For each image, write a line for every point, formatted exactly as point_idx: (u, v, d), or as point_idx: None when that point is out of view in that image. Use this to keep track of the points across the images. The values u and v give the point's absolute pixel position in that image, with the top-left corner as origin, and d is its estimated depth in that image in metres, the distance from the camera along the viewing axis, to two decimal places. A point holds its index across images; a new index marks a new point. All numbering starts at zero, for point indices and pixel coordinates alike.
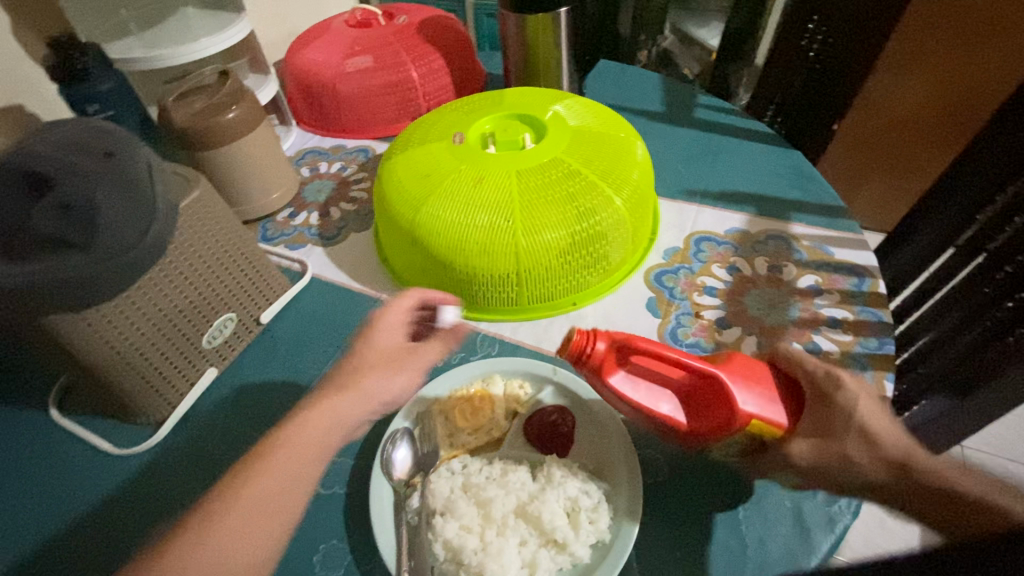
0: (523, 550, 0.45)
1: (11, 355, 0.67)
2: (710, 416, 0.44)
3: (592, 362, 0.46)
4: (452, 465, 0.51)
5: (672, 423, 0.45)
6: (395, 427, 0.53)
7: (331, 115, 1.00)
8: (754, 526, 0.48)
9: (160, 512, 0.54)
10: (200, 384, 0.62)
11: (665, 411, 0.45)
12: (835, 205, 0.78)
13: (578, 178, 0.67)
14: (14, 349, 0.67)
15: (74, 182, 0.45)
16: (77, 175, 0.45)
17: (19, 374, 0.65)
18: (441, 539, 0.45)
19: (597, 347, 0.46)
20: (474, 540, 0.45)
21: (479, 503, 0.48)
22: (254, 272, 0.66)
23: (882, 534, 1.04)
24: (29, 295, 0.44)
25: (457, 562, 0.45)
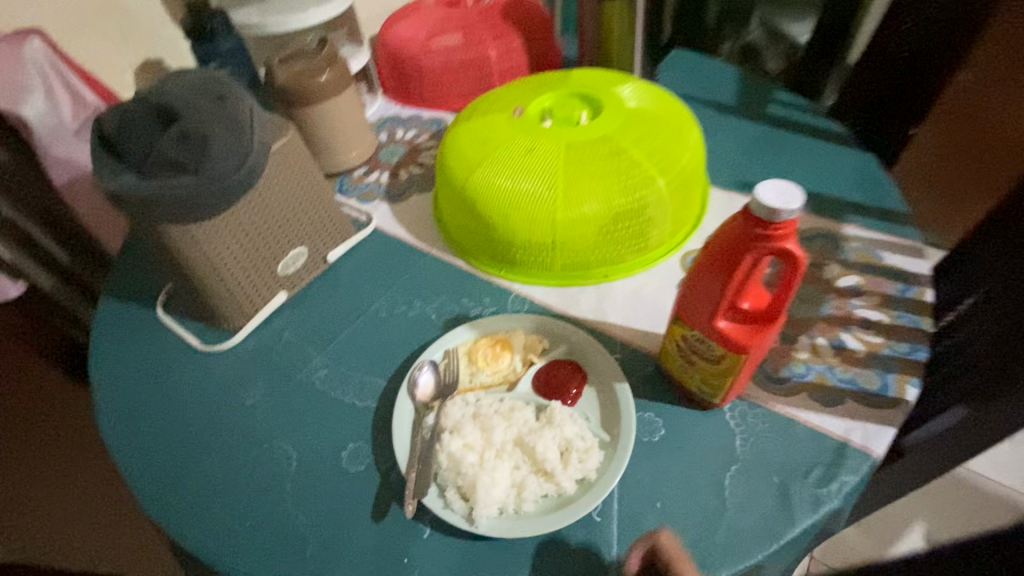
0: (517, 474, 0.51)
1: (132, 261, 0.81)
2: (734, 329, 0.47)
3: (770, 242, 0.40)
4: (466, 397, 0.58)
5: (716, 308, 0.46)
6: (424, 357, 0.61)
7: (414, 87, 1.08)
8: (736, 493, 0.50)
9: (227, 399, 0.63)
10: (272, 304, 0.71)
11: (724, 302, 0.46)
12: (896, 211, 0.75)
13: (625, 155, 0.70)
14: (136, 257, 0.81)
15: (194, 119, 0.56)
16: (196, 112, 0.56)
17: (135, 277, 0.79)
18: (445, 451, 0.52)
19: (788, 244, 0.40)
20: (473, 456, 0.51)
21: (483, 428, 0.54)
22: (326, 213, 0.75)
23: None
24: (152, 205, 0.55)
25: (456, 472, 0.51)
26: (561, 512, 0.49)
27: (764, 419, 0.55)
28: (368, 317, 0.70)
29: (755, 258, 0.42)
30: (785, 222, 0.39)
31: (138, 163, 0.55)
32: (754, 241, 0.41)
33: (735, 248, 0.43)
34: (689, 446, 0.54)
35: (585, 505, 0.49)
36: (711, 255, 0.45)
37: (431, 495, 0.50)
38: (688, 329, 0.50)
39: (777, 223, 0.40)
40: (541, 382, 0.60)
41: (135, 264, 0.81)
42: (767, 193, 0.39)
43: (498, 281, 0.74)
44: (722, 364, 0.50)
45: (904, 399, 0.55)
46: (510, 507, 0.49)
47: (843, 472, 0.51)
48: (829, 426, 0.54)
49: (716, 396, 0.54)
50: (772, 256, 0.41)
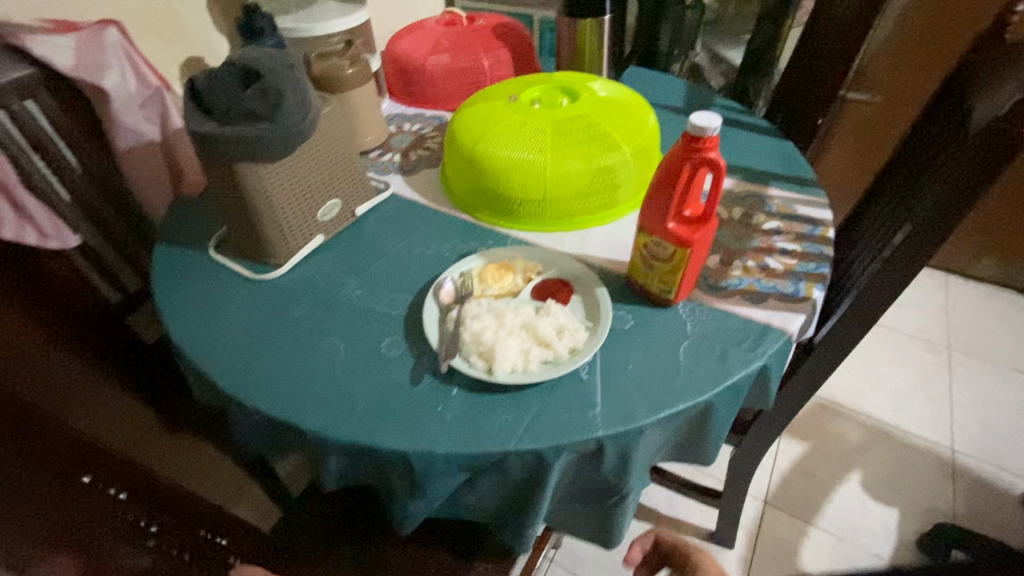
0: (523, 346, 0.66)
1: (182, 218, 0.94)
2: (681, 229, 0.64)
3: (700, 154, 0.59)
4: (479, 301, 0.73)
5: (668, 212, 0.64)
6: (444, 274, 0.76)
7: (417, 90, 1.26)
8: (688, 358, 0.67)
9: (278, 312, 0.77)
10: (311, 245, 0.86)
11: (673, 208, 0.64)
12: (807, 178, 0.97)
13: (597, 129, 0.89)
14: (185, 215, 0.94)
15: (269, 81, 0.72)
16: (271, 76, 0.73)
17: (186, 229, 0.92)
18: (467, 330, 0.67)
19: (712, 154, 0.58)
20: (489, 333, 0.66)
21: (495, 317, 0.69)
22: (356, 174, 0.91)
23: (861, 511, 1.34)
24: (237, 145, 0.70)
25: (476, 344, 0.66)
26: (558, 369, 0.64)
27: (708, 311, 0.72)
28: (393, 254, 0.86)
29: (691, 169, 0.60)
30: (708, 138, 0.58)
31: (223, 113, 0.70)
32: (692, 155, 0.59)
33: (678, 163, 0.61)
34: (653, 330, 0.71)
35: (576, 364, 0.64)
36: (663, 172, 0.63)
37: (457, 361, 0.65)
38: (649, 236, 0.67)
39: (703, 140, 0.58)
40: (537, 292, 0.76)
41: (185, 220, 0.94)
42: (695, 120, 0.58)
43: (498, 230, 0.90)
44: (674, 261, 0.67)
45: (810, 297, 0.74)
46: (518, 367, 0.64)
47: (765, 341, 0.68)
48: (756, 315, 0.72)
49: (670, 293, 0.71)
50: (702, 165, 0.59)
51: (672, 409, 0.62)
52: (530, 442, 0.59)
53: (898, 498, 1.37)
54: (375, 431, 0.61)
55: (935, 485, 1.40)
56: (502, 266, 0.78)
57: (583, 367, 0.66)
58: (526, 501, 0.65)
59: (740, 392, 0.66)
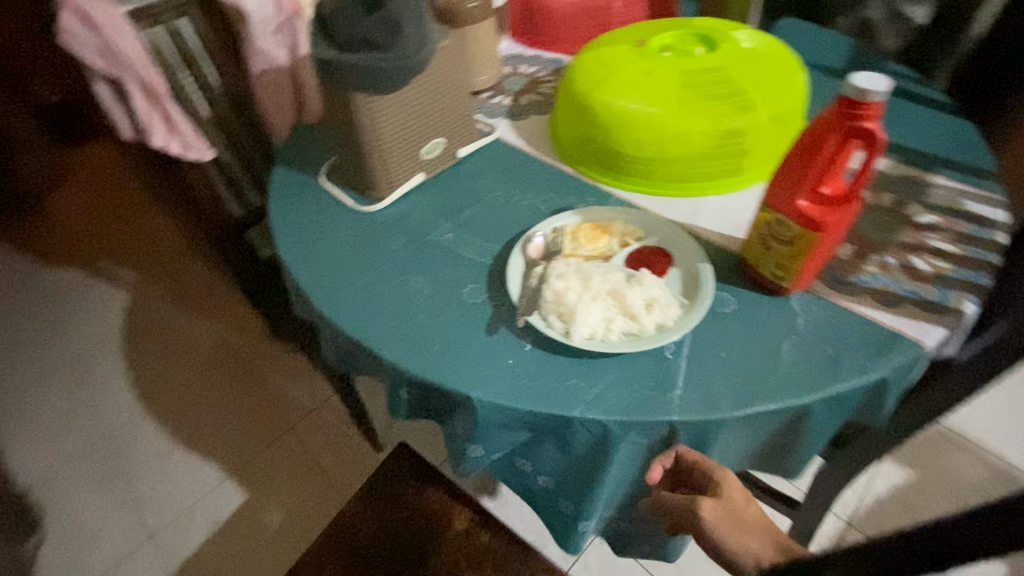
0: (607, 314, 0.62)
1: (301, 143, 0.99)
2: (811, 209, 0.56)
3: (857, 122, 0.49)
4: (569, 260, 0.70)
5: (799, 188, 0.55)
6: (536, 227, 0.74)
7: (539, 29, 1.18)
8: (792, 356, 0.59)
9: (373, 243, 0.80)
10: (412, 181, 0.87)
11: (806, 183, 0.55)
12: (985, 168, 0.80)
13: (731, 85, 0.78)
14: (304, 140, 0.99)
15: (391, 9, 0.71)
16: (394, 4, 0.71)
17: (303, 154, 0.96)
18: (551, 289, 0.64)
19: (870, 123, 0.49)
20: (573, 294, 0.63)
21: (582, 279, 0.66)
22: (462, 115, 0.89)
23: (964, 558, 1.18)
24: (354, 73, 0.70)
25: (557, 304, 0.63)
26: (640, 345, 0.60)
27: (826, 308, 0.63)
28: (488, 201, 0.84)
29: (840, 139, 0.51)
30: (872, 104, 0.48)
31: (344, 40, 0.71)
32: (843, 122, 0.50)
33: (824, 130, 0.51)
34: (756, 318, 0.63)
35: (661, 342, 0.60)
36: (802, 139, 0.54)
37: (535, 318, 0.63)
38: (770, 213, 0.59)
39: (866, 105, 0.48)
40: (631, 259, 0.71)
41: (302, 145, 0.98)
42: (860, 80, 0.48)
43: (600, 187, 0.85)
44: (795, 245, 0.59)
45: (961, 310, 0.62)
46: (599, 334, 0.61)
47: (892, 353, 0.58)
48: (886, 320, 0.62)
49: (784, 279, 0.63)
50: (857, 136, 0.50)
51: (761, 407, 0.56)
52: (597, 413, 0.57)
53: None
54: (446, 371, 0.62)
55: None
56: (598, 226, 0.74)
57: (669, 345, 0.62)
58: (584, 468, 0.64)
59: (847, 404, 0.58)
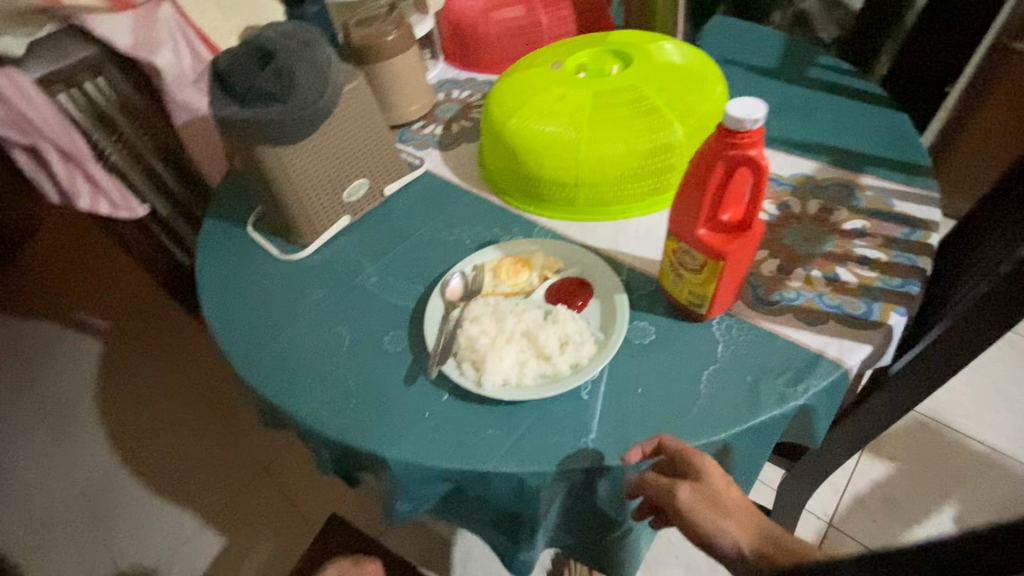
0: (521, 356, 0.61)
1: (232, 192, 0.97)
2: (713, 238, 0.54)
3: (738, 150, 0.47)
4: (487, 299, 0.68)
5: (696, 218, 0.53)
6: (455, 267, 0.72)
7: (471, 52, 1.18)
8: (712, 387, 0.58)
9: (299, 292, 0.78)
10: (338, 225, 0.85)
11: (702, 213, 0.53)
12: (916, 163, 0.78)
13: (645, 103, 0.77)
14: (235, 189, 0.98)
15: (285, 60, 0.70)
16: (288, 55, 0.71)
17: (232, 203, 0.95)
18: (465, 334, 0.62)
19: (751, 151, 0.47)
20: (486, 338, 0.62)
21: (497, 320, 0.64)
22: (385, 153, 0.87)
23: None
24: (253, 128, 0.69)
25: (471, 349, 0.61)
26: (554, 387, 0.58)
27: (747, 331, 0.61)
28: (414, 239, 0.83)
29: (725, 168, 0.49)
30: (750, 131, 0.46)
31: (241, 95, 0.70)
32: (725, 151, 0.48)
33: (709, 160, 0.50)
34: (676, 348, 0.61)
35: (575, 383, 0.58)
36: (692, 169, 0.52)
37: (449, 365, 0.62)
38: (677, 243, 0.57)
39: (744, 132, 0.47)
40: (552, 293, 0.69)
41: (233, 194, 0.97)
42: (735, 108, 0.46)
43: (527, 216, 0.83)
44: (704, 273, 0.57)
45: (884, 323, 0.60)
46: (514, 379, 0.59)
47: (812, 376, 0.56)
48: (808, 340, 0.60)
49: (702, 306, 0.61)
50: (741, 164, 0.48)
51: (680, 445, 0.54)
52: (512, 465, 0.55)
53: None
54: (362, 430, 0.60)
55: None
56: (519, 261, 0.72)
57: (587, 383, 0.60)
58: (515, 515, 0.62)
59: (771, 433, 0.56)
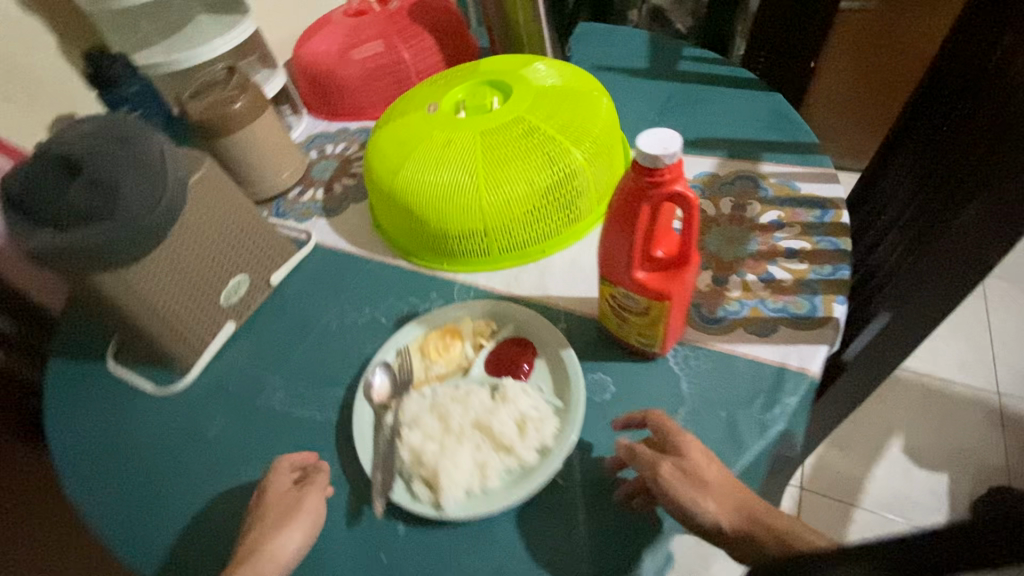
0: (479, 455, 0.52)
1: (78, 321, 0.80)
2: (652, 278, 0.49)
3: (661, 188, 0.43)
4: (422, 390, 0.59)
5: (631, 261, 0.48)
6: (375, 360, 0.62)
7: (336, 99, 1.07)
8: (690, 434, 0.53)
9: (191, 434, 0.64)
10: (222, 335, 0.71)
11: (636, 255, 0.48)
12: (806, 143, 0.79)
13: (538, 133, 0.71)
14: (82, 316, 0.80)
15: (101, 165, 0.56)
16: (104, 157, 0.56)
17: (81, 335, 0.77)
18: (406, 446, 0.53)
19: (676, 186, 0.42)
20: (433, 445, 0.52)
21: (440, 416, 0.55)
22: (261, 238, 0.75)
23: (904, 481, 1.23)
24: (72, 256, 0.54)
25: (418, 465, 0.52)
26: (525, 485, 0.50)
27: (705, 359, 0.58)
28: (319, 332, 0.71)
29: (652, 207, 0.44)
30: (669, 166, 0.42)
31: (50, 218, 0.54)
32: (648, 190, 0.43)
33: (633, 201, 0.44)
34: (641, 399, 0.56)
35: (548, 475, 0.50)
36: (616, 212, 0.47)
37: (398, 490, 0.52)
38: (616, 288, 0.52)
39: (663, 168, 0.42)
40: (492, 363, 0.61)
41: (81, 324, 0.79)
42: (648, 143, 0.42)
43: (442, 275, 0.75)
44: (651, 315, 0.52)
45: (830, 317, 0.58)
46: (476, 486, 0.51)
47: (784, 394, 0.54)
48: (767, 355, 0.57)
49: (654, 346, 0.56)
50: (667, 200, 0.43)
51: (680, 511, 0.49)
52: None
53: (944, 459, 1.24)
54: None
55: (981, 436, 1.27)
56: (447, 332, 0.64)
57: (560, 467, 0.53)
58: None
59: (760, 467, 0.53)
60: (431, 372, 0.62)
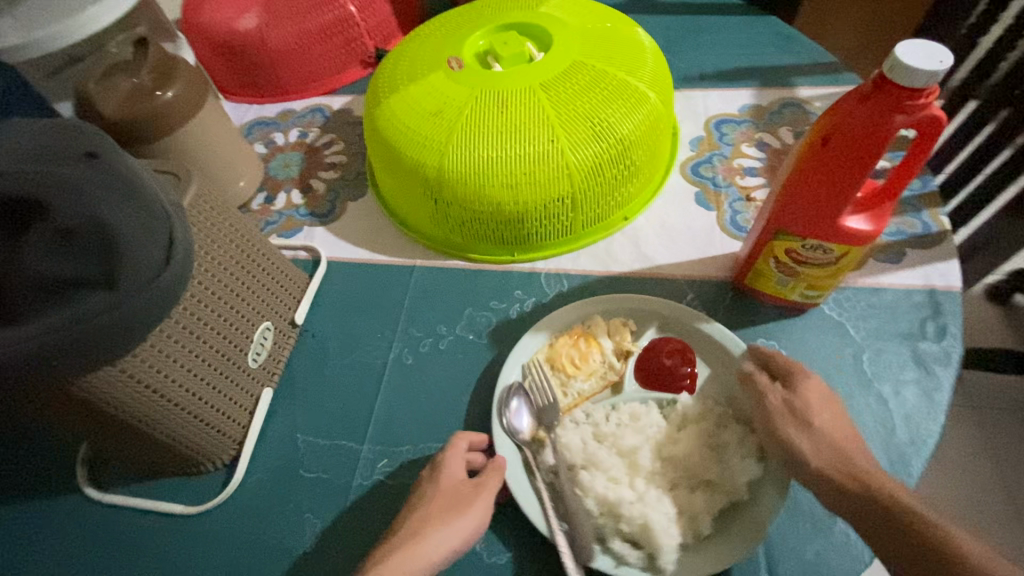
0: (678, 494, 0.44)
1: (19, 442, 0.56)
2: (855, 221, 0.43)
3: (911, 113, 0.37)
4: (576, 417, 0.50)
5: (839, 206, 0.42)
6: (501, 386, 0.50)
7: (265, 76, 0.84)
8: (883, 379, 0.50)
9: (282, 552, 0.47)
10: (262, 409, 0.53)
11: (847, 198, 0.42)
12: (828, 62, 0.78)
13: (606, 78, 0.59)
14: (25, 434, 0.56)
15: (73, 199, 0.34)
16: (69, 186, 0.34)
17: (35, 461, 0.54)
18: (592, 494, 0.44)
19: (931, 109, 0.37)
20: (628, 491, 0.44)
21: (621, 452, 0.47)
22: (275, 269, 0.56)
23: None
24: (60, 358, 0.34)
25: (615, 516, 0.43)
26: (740, 531, 0.43)
27: (857, 299, 0.55)
28: (394, 371, 0.56)
29: (893, 137, 0.38)
30: (930, 87, 0.36)
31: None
32: (896, 117, 0.37)
33: (870, 132, 0.38)
34: (816, 357, 0.52)
35: (771, 518, 0.42)
36: (836, 150, 0.40)
37: (597, 556, 0.43)
38: (800, 240, 0.46)
39: (921, 89, 0.36)
40: (643, 373, 0.52)
41: (25, 444, 0.56)
42: (911, 55, 0.35)
43: (517, 267, 0.63)
44: (838, 263, 0.47)
45: (946, 231, 0.58)
46: (688, 534, 0.43)
47: (948, 317, 0.53)
48: (910, 280, 0.55)
49: (819, 296, 0.52)
50: (912, 127, 0.38)
51: (917, 464, 0.46)
52: None
53: None
54: None
55: None
56: (583, 341, 0.53)
57: None
58: None
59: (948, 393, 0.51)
60: (572, 390, 0.52)
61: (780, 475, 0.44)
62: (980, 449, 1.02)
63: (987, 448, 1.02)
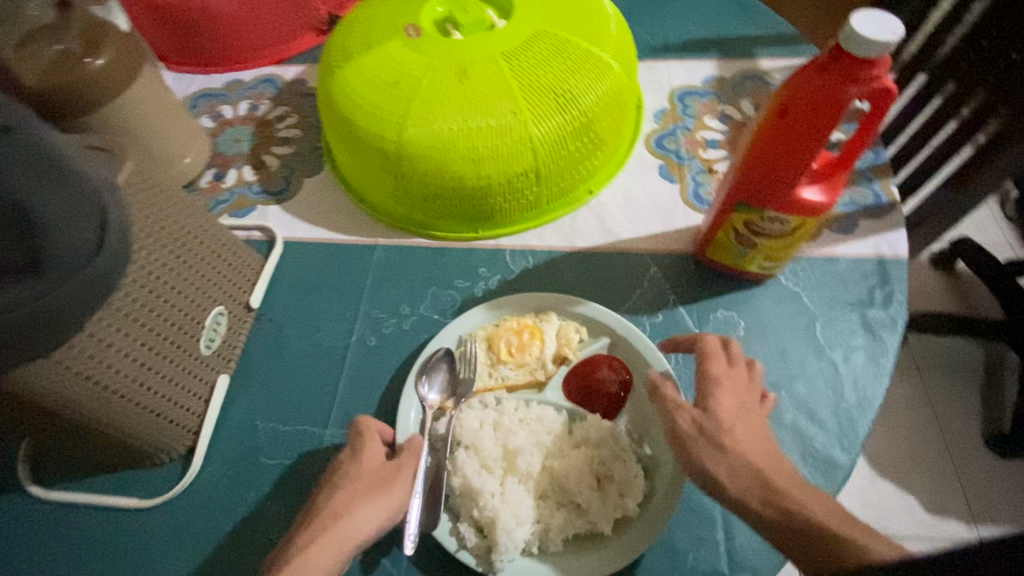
0: (542, 505, 0.43)
1: None
2: (811, 193, 0.44)
3: (864, 84, 0.37)
4: (486, 400, 0.49)
5: (796, 178, 0.43)
6: (430, 353, 0.50)
7: (209, 43, 0.78)
8: (834, 345, 0.52)
9: (246, 539, 0.46)
10: (217, 397, 0.51)
11: (803, 170, 0.42)
12: (788, 32, 0.77)
13: (568, 47, 0.58)
14: None
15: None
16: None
17: None
18: (459, 474, 0.44)
19: (883, 79, 0.37)
20: (492, 483, 0.43)
21: (511, 445, 0.45)
22: (226, 251, 0.53)
23: None
24: None
25: (472, 501, 0.43)
26: (589, 559, 0.41)
27: (811, 269, 0.56)
28: (357, 351, 0.55)
29: (846, 109, 0.38)
30: (881, 58, 0.36)
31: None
32: (850, 89, 0.37)
33: (825, 104, 0.38)
34: (771, 326, 0.54)
35: (620, 561, 0.41)
36: (792, 122, 0.40)
37: (440, 527, 0.42)
38: (758, 212, 0.47)
39: (872, 61, 0.36)
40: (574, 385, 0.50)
41: None
42: (866, 25, 0.35)
43: (481, 244, 0.62)
44: (793, 234, 0.48)
45: (896, 201, 0.60)
46: (535, 545, 0.42)
47: (894, 284, 0.55)
48: (862, 250, 0.57)
49: (776, 267, 0.53)
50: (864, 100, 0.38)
51: (865, 427, 0.48)
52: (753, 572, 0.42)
53: None
54: None
55: None
56: (527, 330, 0.52)
57: None
58: None
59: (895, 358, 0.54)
60: (498, 375, 0.51)
61: (650, 523, 0.42)
62: (924, 407, 1.08)
63: (930, 406, 1.08)
